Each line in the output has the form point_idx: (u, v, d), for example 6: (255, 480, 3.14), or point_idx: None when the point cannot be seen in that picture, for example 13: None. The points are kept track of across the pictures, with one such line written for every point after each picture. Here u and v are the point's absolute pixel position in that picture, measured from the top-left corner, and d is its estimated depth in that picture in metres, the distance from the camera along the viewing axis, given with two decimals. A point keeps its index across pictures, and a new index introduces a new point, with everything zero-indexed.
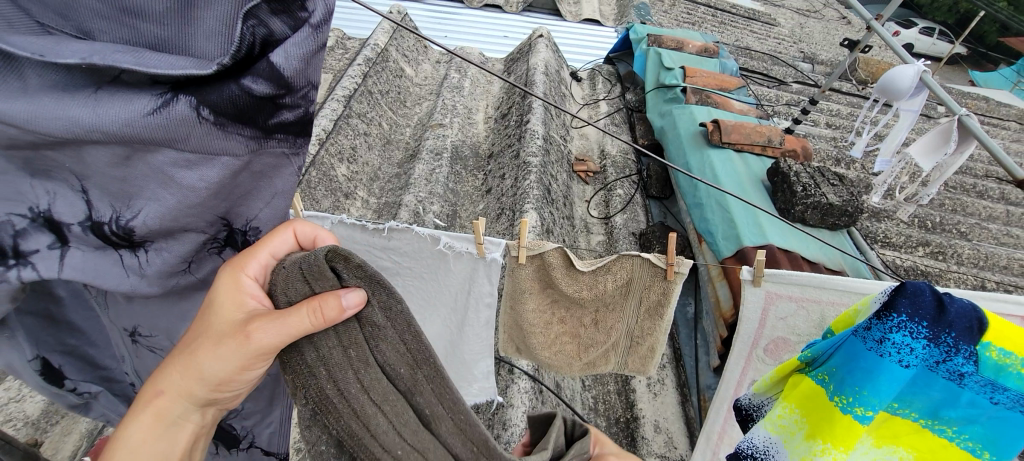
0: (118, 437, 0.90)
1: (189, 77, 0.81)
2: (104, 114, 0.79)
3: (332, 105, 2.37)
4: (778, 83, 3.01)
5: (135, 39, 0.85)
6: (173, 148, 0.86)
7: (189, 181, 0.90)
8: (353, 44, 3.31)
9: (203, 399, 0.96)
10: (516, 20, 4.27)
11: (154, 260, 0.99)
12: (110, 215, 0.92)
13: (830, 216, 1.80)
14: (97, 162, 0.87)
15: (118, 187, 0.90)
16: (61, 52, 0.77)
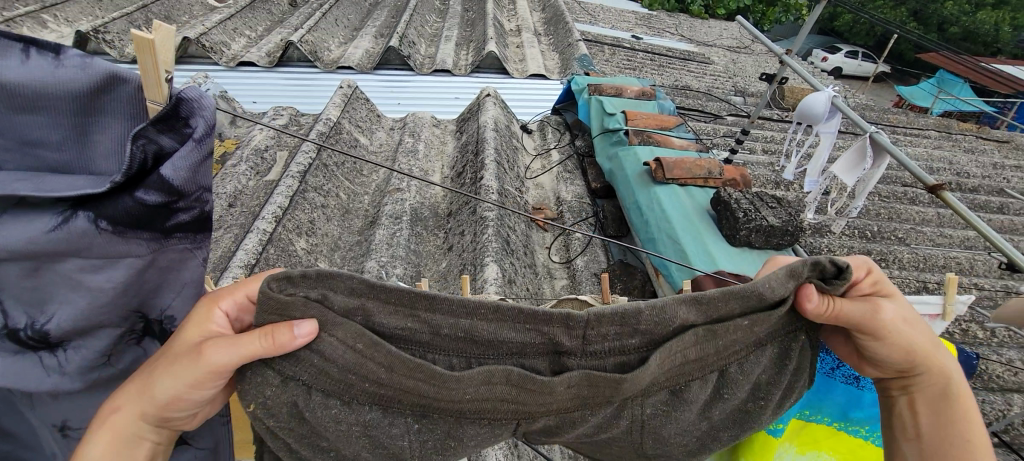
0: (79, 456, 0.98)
1: (83, 195, 1.00)
2: (9, 235, 0.99)
3: (287, 181, 2.41)
4: (713, 117, 3.21)
5: (40, 165, 1.06)
6: (75, 258, 1.04)
7: (95, 283, 1.07)
8: (306, 120, 3.40)
9: (155, 420, 1.02)
10: (464, 82, 4.45)
11: (73, 356, 1.11)
12: (25, 320, 1.07)
13: (774, 237, 1.90)
14: (10, 276, 1.04)
15: (32, 295, 1.06)
16: None
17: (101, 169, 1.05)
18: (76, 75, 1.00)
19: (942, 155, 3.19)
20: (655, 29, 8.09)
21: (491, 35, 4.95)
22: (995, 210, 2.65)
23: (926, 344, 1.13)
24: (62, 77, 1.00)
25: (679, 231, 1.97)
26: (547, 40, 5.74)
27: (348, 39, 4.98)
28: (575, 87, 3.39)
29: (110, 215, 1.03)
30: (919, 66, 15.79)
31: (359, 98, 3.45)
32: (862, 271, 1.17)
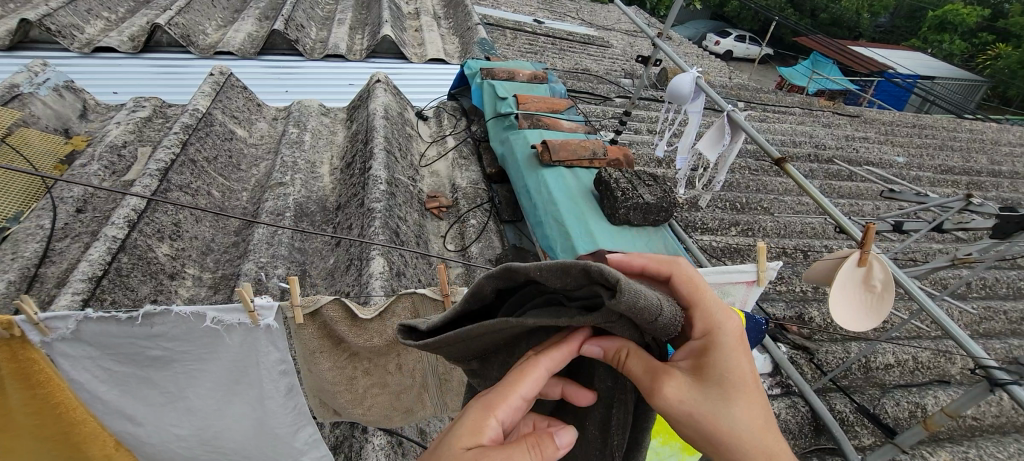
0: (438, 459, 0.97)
1: None
2: None
3: (144, 180, 2.15)
4: (603, 100, 3.30)
5: None
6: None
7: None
8: (174, 112, 3.07)
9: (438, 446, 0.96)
10: (357, 67, 4.25)
11: None
12: None
13: (651, 214, 1.98)
14: None
15: None
16: None
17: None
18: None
19: (805, 130, 3.51)
20: (557, 12, 8.20)
21: (385, 18, 4.74)
22: (846, 177, 2.96)
23: (709, 411, 0.97)
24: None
25: (564, 213, 1.99)
26: (446, 22, 5.61)
27: (226, 20, 4.55)
28: (467, 71, 3.33)
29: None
30: (796, 48, 17.36)
31: (235, 87, 3.16)
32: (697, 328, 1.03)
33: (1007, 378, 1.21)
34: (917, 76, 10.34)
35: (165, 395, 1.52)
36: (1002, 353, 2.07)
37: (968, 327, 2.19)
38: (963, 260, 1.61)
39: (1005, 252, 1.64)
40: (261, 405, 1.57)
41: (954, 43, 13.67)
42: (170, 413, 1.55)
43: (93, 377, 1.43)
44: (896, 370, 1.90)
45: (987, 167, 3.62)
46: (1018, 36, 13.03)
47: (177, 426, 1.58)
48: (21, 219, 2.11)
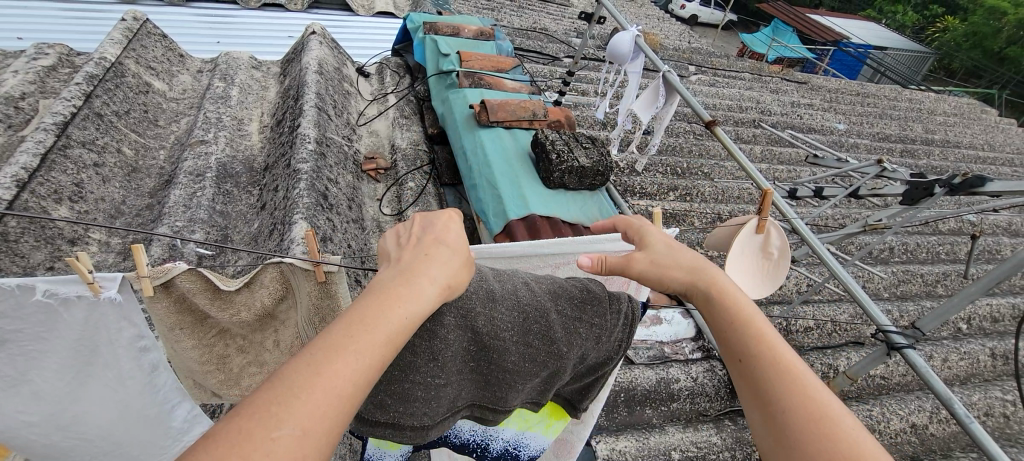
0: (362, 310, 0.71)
1: None
2: None
3: (38, 136, 1.93)
4: (551, 60, 3.19)
5: None
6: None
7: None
8: (83, 61, 2.78)
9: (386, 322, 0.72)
10: (296, 18, 3.95)
11: None
12: None
13: (587, 178, 1.94)
14: None
15: None
16: None
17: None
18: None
19: (752, 96, 3.52)
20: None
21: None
22: (786, 144, 3.00)
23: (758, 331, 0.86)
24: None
25: (497, 176, 1.91)
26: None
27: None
28: (410, 25, 3.15)
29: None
30: (757, 15, 17.41)
31: (151, 34, 2.88)
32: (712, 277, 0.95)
33: (904, 342, 1.26)
34: (869, 46, 10.59)
35: (4, 378, 1.13)
36: (914, 313, 2.17)
37: (885, 291, 2.29)
38: (874, 226, 1.65)
39: (916, 218, 1.69)
40: (125, 388, 1.25)
41: (905, 15, 14.05)
42: (12, 399, 1.15)
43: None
44: (815, 333, 1.98)
45: (920, 135, 3.75)
46: (964, 10, 13.46)
47: (25, 413, 1.18)
48: None
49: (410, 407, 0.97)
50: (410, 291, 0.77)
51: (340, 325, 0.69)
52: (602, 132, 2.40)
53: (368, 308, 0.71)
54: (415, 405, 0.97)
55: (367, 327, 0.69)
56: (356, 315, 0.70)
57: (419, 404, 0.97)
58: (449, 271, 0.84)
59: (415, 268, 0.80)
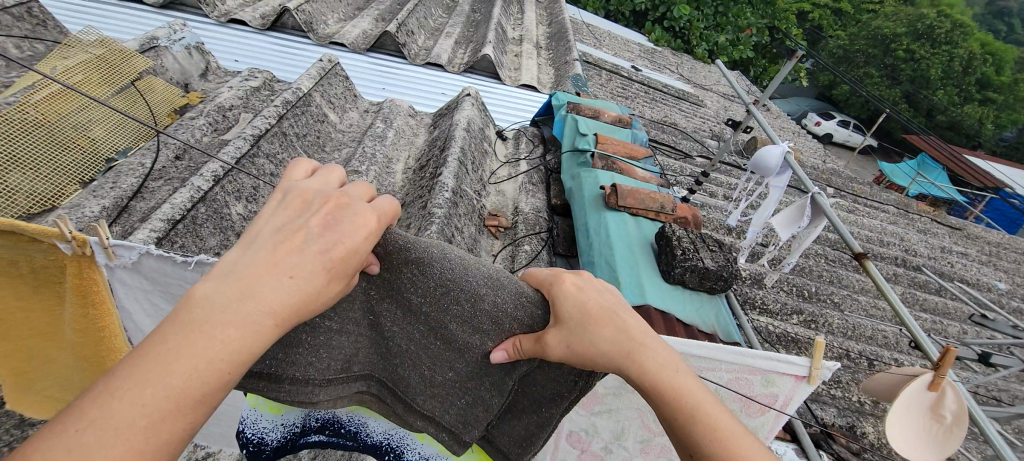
0: (198, 312, 0.82)
1: None
2: None
3: (238, 143, 2.31)
4: (683, 156, 3.18)
5: None
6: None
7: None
8: (281, 87, 3.30)
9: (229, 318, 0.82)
10: (452, 79, 4.38)
11: None
12: None
13: (708, 280, 1.90)
14: None
15: None
16: None
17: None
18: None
19: (895, 231, 3.27)
20: (660, 55, 7.69)
21: (489, 36, 4.85)
22: (933, 290, 2.72)
23: (706, 408, 1.01)
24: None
25: (617, 260, 1.93)
26: (545, 51, 5.61)
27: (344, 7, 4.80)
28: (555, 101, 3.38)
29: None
30: (905, 145, 16.27)
31: (337, 75, 3.36)
32: (661, 356, 1.07)
33: None
34: None
35: None
36: None
37: None
38: None
39: None
40: None
41: None
42: None
43: (141, 309, 1.47)
44: None
45: None
46: None
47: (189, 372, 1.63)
48: (129, 154, 2.29)
49: (292, 353, 1.18)
50: (268, 287, 0.86)
51: (180, 328, 0.81)
52: (730, 236, 2.35)
53: (205, 312, 0.82)
54: (298, 355, 1.19)
55: (199, 329, 0.80)
56: (202, 319, 0.82)
57: (300, 352, 1.19)
58: (320, 258, 0.92)
59: (273, 267, 0.88)
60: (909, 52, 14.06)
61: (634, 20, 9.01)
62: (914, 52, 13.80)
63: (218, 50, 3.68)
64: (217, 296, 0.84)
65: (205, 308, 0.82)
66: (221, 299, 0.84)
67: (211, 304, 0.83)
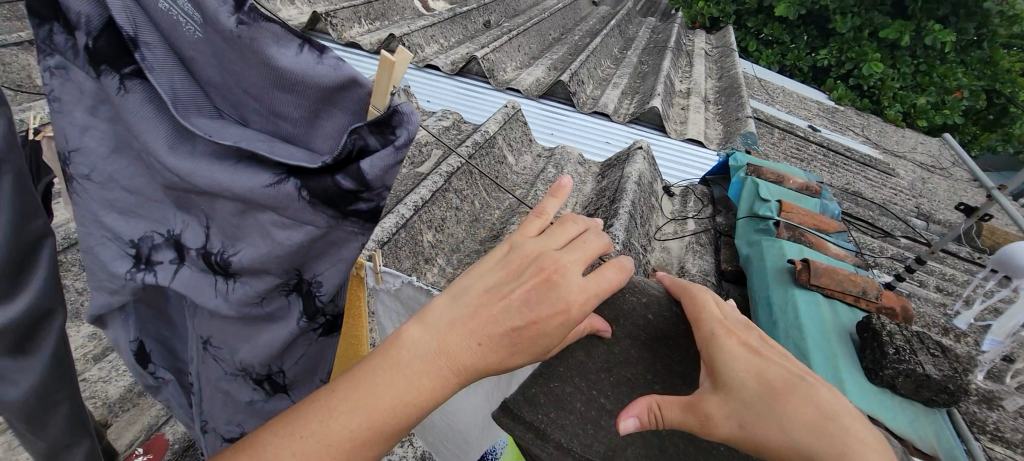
0: (404, 350, 0.89)
1: (301, 166, 0.87)
2: (238, 178, 0.88)
3: (434, 178, 2.57)
4: (884, 234, 2.79)
5: (275, 129, 0.95)
6: (225, 192, 0.90)
7: (269, 230, 0.93)
8: (467, 128, 3.62)
9: (429, 358, 0.88)
10: (619, 130, 4.38)
11: (238, 289, 1.01)
12: (218, 247, 1.00)
13: (926, 390, 1.64)
14: (223, 211, 0.95)
15: (230, 229, 0.97)
16: (222, 134, 0.88)
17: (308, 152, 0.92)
18: (302, 74, 0.88)
19: None
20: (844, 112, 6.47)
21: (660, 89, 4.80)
22: None
23: None
24: (298, 69, 0.88)
25: (809, 347, 1.76)
26: (713, 104, 5.25)
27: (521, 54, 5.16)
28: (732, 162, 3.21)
29: (305, 184, 0.89)
30: None
31: (517, 120, 3.60)
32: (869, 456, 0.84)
33: None
34: None
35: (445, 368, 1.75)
36: None
37: None
38: None
39: None
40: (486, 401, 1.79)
41: None
42: None
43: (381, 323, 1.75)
44: None
45: None
46: None
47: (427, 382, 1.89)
48: None
49: (561, 415, 1.19)
50: (462, 343, 0.89)
51: (393, 365, 0.88)
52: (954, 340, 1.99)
53: (407, 352, 0.89)
54: (563, 418, 1.18)
55: (397, 368, 0.87)
56: (406, 359, 0.89)
57: (565, 415, 1.19)
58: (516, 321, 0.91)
59: (471, 329, 0.90)
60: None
61: (816, 75, 7.81)
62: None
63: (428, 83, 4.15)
64: (419, 341, 0.89)
65: (407, 349, 0.89)
66: (419, 344, 0.89)
67: (416, 346, 0.89)
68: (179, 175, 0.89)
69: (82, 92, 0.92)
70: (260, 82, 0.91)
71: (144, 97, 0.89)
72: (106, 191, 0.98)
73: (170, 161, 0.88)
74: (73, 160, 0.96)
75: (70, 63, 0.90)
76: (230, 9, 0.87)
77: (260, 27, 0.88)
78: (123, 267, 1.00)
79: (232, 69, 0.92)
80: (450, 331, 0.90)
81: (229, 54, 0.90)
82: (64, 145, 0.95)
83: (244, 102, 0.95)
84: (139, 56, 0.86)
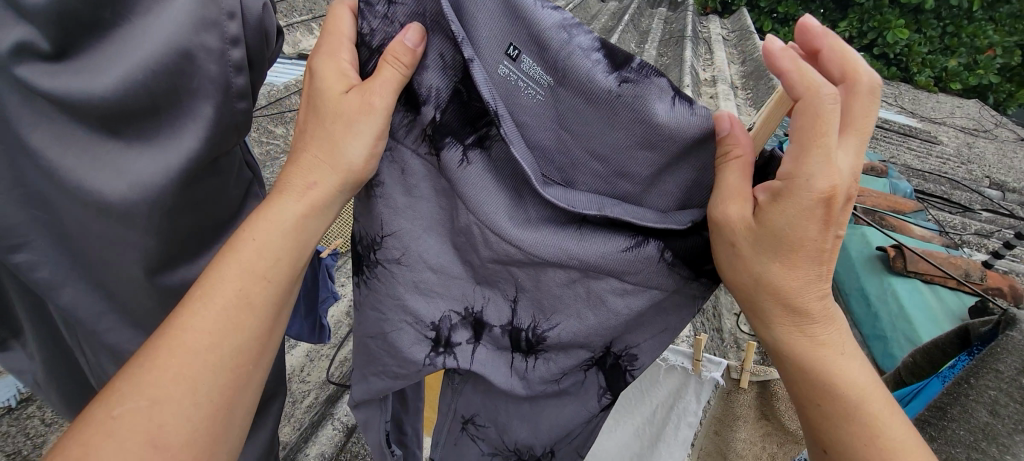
0: (160, 349, 0.39)
1: (665, 232, 0.49)
2: (592, 248, 0.49)
3: None
4: (962, 210, 2.53)
5: (623, 181, 0.49)
6: (571, 266, 0.50)
7: (612, 308, 0.51)
8: None
9: (235, 312, 0.42)
10: None
11: (542, 370, 0.57)
12: (528, 321, 0.56)
13: None
14: (550, 281, 0.51)
15: (546, 295, 0.53)
16: (577, 198, 0.48)
17: (663, 215, 0.49)
18: (688, 131, 0.45)
19: None
20: None
21: (686, 20, 3.84)
22: None
23: None
24: (673, 121, 0.44)
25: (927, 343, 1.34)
26: (744, 92, 2.82)
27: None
28: None
29: (673, 242, 0.49)
30: None
31: None
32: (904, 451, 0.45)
33: None
34: None
35: None
36: None
37: None
38: None
39: None
40: None
41: None
42: None
43: None
44: None
45: None
46: None
47: None
48: None
49: None
50: (296, 234, 0.46)
51: (161, 347, 0.38)
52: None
53: (179, 345, 0.39)
54: None
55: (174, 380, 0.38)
56: (170, 330, 0.39)
57: None
58: (346, 180, 0.48)
59: (258, 228, 0.45)
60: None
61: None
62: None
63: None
64: (190, 318, 0.40)
65: (164, 350, 0.39)
66: (199, 328, 0.40)
67: (192, 319, 0.40)
68: (524, 258, 0.49)
69: (406, 174, 0.52)
70: (630, 147, 0.46)
71: (491, 173, 0.48)
72: (412, 275, 0.55)
73: (511, 236, 0.48)
74: (379, 244, 0.55)
75: (392, 139, 0.51)
76: (606, 64, 0.44)
77: (649, 87, 0.44)
78: (421, 354, 0.56)
79: (579, 128, 0.47)
80: (223, 270, 0.43)
81: (581, 113, 0.46)
82: (376, 230, 0.54)
83: (582, 165, 0.49)
84: (503, 135, 0.44)
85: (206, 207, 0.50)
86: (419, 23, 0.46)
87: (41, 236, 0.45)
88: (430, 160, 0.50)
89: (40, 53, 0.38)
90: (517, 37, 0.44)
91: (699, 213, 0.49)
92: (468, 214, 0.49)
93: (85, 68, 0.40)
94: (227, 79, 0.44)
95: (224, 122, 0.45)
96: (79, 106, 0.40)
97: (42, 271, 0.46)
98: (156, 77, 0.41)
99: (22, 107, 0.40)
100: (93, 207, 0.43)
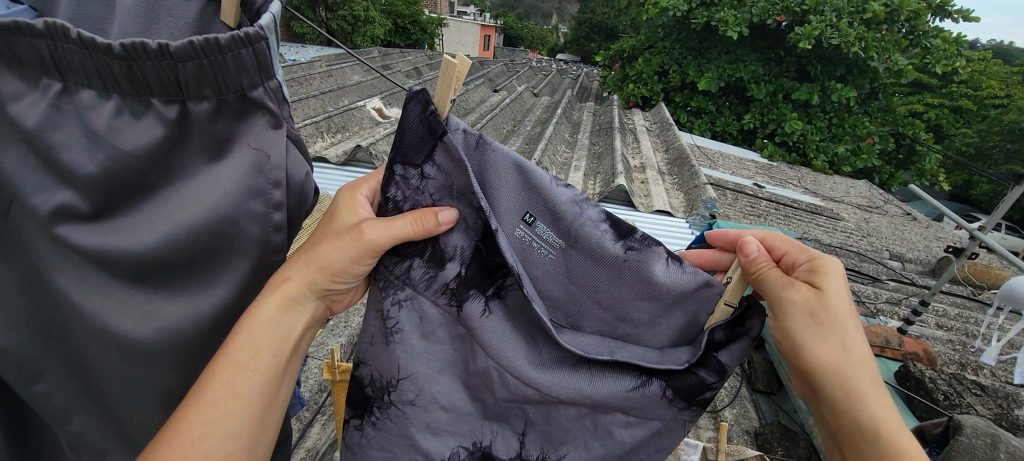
0: (164, 436, 0.44)
1: (661, 373, 0.58)
2: (601, 387, 0.57)
3: None
4: (872, 279, 2.82)
5: (621, 324, 0.62)
6: (582, 404, 0.57)
7: (617, 439, 0.59)
8: None
9: (226, 402, 0.46)
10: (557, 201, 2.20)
11: None
12: (535, 452, 0.62)
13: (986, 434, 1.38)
14: (561, 415, 0.59)
15: (548, 423, 0.60)
16: (584, 343, 0.59)
17: (662, 353, 0.61)
18: (683, 285, 0.60)
19: None
20: (780, 169, 4.08)
21: (612, 113, 4.24)
22: None
23: None
24: (669, 278, 0.60)
25: None
26: (671, 177, 3.11)
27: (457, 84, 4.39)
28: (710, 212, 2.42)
29: (673, 381, 0.58)
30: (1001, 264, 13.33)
31: None
32: None
33: None
34: None
35: None
36: None
37: None
38: None
39: None
40: None
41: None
42: None
43: None
44: None
45: None
46: None
47: None
48: None
49: None
50: (275, 328, 0.49)
51: (159, 444, 0.44)
52: (989, 378, 1.83)
53: (178, 432, 0.44)
54: None
55: None
56: (169, 428, 0.44)
57: None
58: (317, 274, 0.52)
59: (249, 321, 0.48)
60: (942, 105, 10.80)
61: (741, 137, 4.52)
62: (963, 102, 10.12)
63: (334, 91, 2.77)
64: (186, 409, 0.44)
65: (166, 439, 0.44)
66: (195, 417, 0.44)
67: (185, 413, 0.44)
68: (539, 397, 0.57)
69: (424, 320, 0.58)
70: (631, 299, 0.61)
71: (509, 320, 0.58)
72: (425, 415, 0.59)
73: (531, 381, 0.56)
74: (394, 386, 0.59)
75: (416, 291, 0.58)
76: (612, 233, 0.60)
77: (652, 252, 0.60)
78: None
79: (584, 281, 0.61)
80: (217, 362, 0.46)
81: (589, 270, 0.61)
82: (394, 373, 0.58)
83: (588, 312, 0.62)
84: (526, 295, 0.54)
85: (214, 348, 0.52)
86: (460, 212, 0.57)
87: (53, 370, 0.50)
88: (449, 310, 0.58)
89: (80, 214, 0.43)
90: (532, 207, 0.59)
91: (689, 353, 0.60)
92: (487, 358, 0.57)
93: (123, 226, 0.45)
94: (267, 236, 0.49)
95: (258, 270, 0.51)
96: (116, 260, 0.45)
97: (57, 398, 0.50)
98: (201, 233, 0.46)
99: (51, 257, 0.44)
100: (120, 346, 0.47)
